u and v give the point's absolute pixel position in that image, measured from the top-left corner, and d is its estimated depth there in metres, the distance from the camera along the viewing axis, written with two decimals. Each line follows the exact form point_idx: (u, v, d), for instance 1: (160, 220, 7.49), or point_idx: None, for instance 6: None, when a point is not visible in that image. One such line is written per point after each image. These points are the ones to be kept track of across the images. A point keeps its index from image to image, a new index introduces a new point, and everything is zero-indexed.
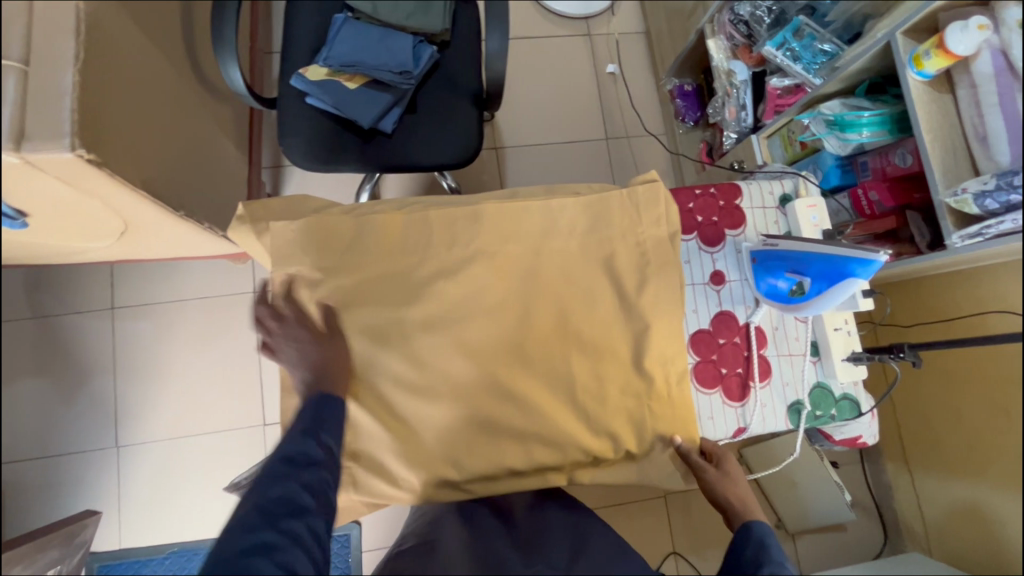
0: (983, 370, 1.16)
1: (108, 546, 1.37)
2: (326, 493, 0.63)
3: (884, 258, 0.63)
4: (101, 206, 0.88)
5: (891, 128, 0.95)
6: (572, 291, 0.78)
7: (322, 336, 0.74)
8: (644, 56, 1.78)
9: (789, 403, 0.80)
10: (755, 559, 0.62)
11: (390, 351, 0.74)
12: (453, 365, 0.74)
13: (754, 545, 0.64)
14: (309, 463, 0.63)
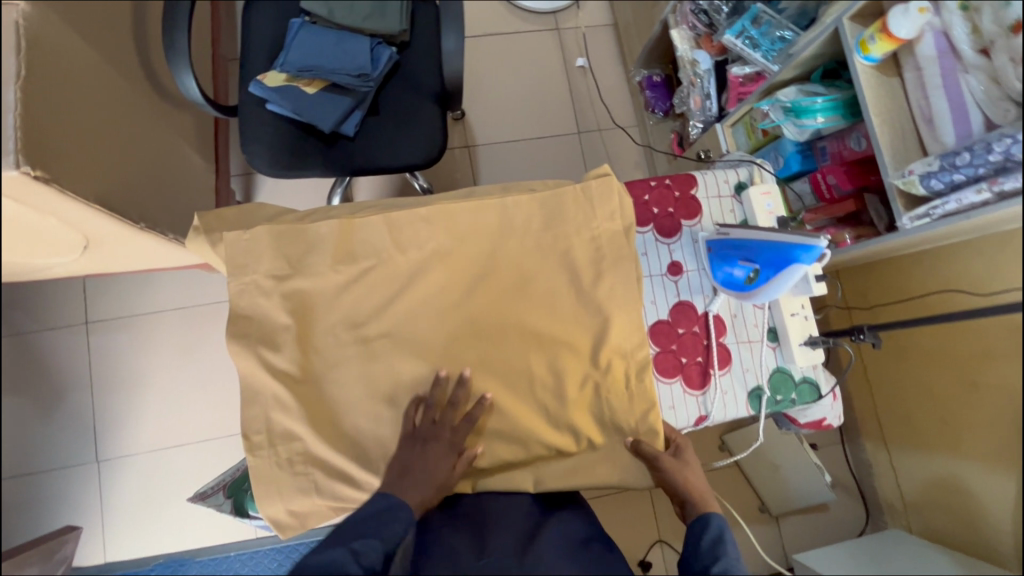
0: (955, 344, 1.18)
1: (92, 562, 1.37)
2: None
3: (822, 243, 0.63)
4: (57, 223, 0.88)
5: (844, 112, 0.95)
6: (530, 288, 0.78)
7: (279, 344, 0.73)
8: (613, 48, 1.78)
9: (749, 389, 0.81)
10: (711, 554, 0.69)
11: (348, 355, 0.74)
12: (412, 367, 0.75)
13: (711, 538, 0.70)
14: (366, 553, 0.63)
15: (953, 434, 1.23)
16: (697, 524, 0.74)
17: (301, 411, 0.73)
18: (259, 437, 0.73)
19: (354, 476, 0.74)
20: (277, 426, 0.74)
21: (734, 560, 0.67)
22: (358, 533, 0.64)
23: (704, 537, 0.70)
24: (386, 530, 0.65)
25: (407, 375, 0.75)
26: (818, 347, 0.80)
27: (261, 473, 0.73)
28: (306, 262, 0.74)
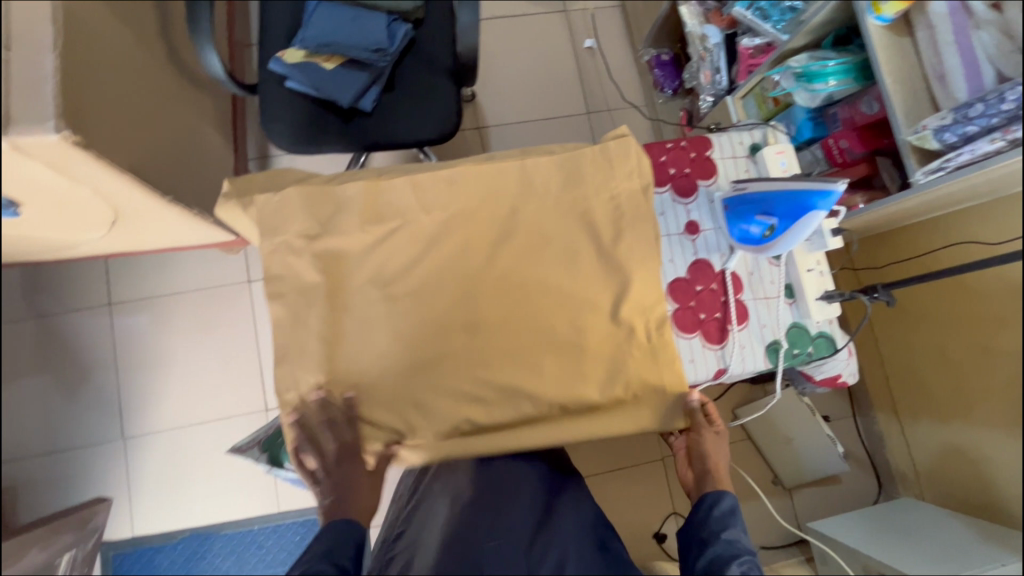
0: (970, 306, 1.17)
1: (120, 535, 1.41)
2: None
3: (842, 187, 0.67)
4: (89, 193, 0.91)
5: (856, 76, 0.97)
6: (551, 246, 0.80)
7: (310, 302, 0.76)
8: (621, 29, 1.80)
9: (766, 343, 0.83)
10: (720, 522, 0.76)
11: (376, 312, 0.76)
12: (439, 323, 0.77)
13: (724, 510, 0.77)
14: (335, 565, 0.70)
15: (966, 402, 1.24)
16: (709, 495, 0.80)
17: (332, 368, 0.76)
18: (290, 393, 0.75)
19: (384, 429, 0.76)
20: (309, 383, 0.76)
21: (741, 531, 0.75)
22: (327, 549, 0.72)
23: (715, 507, 0.78)
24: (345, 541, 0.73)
25: (434, 330, 0.76)
26: (834, 301, 0.83)
27: (294, 427, 0.76)
28: (335, 223, 0.76)
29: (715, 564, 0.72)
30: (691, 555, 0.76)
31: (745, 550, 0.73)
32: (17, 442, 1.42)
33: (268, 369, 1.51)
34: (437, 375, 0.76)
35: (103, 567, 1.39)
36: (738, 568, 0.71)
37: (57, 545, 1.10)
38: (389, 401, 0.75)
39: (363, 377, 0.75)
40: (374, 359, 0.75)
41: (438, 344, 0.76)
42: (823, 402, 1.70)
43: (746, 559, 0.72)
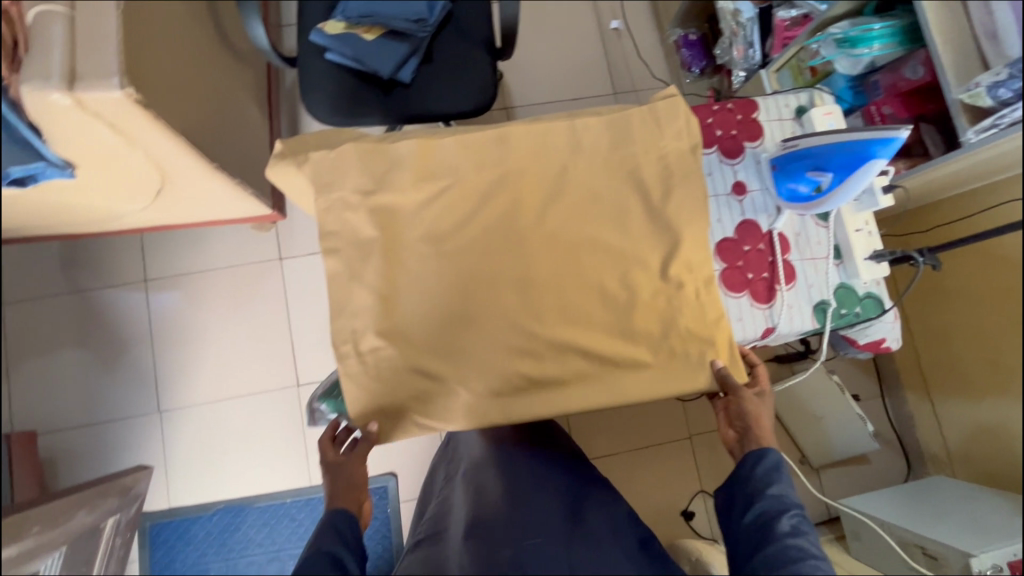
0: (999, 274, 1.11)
1: (157, 506, 1.43)
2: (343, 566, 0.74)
3: (905, 132, 0.67)
4: (140, 157, 0.92)
5: (901, 39, 0.97)
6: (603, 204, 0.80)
7: (365, 257, 0.77)
8: (647, 10, 1.80)
9: (814, 303, 0.83)
10: (765, 479, 0.76)
11: (430, 267, 0.77)
12: (492, 278, 0.77)
13: (768, 466, 0.77)
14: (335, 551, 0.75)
15: (993, 379, 1.19)
16: (752, 455, 0.79)
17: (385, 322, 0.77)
18: (346, 346, 0.76)
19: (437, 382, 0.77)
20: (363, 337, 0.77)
21: (788, 485, 0.75)
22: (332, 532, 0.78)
23: (759, 463, 0.77)
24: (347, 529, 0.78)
25: (487, 284, 0.77)
26: (882, 261, 0.83)
27: (349, 380, 0.77)
28: (389, 179, 0.77)
29: (764, 519, 0.73)
30: (734, 506, 0.78)
31: (793, 503, 0.74)
32: (55, 414, 1.44)
33: (299, 345, 1.53)
34: (490, 328, 0.77)
35: (140, 537, 1.41)
36: (789, 522, 0.72)
37: (103, 509, 1.13)
38: (444, 354, 0.76)
39: (418, 329, 0.76)
40: (428, 312, 0.76)
41: (492, 300, 0.77)
42: (850, 382, 1.69)
43: (796, 512, 0.73)
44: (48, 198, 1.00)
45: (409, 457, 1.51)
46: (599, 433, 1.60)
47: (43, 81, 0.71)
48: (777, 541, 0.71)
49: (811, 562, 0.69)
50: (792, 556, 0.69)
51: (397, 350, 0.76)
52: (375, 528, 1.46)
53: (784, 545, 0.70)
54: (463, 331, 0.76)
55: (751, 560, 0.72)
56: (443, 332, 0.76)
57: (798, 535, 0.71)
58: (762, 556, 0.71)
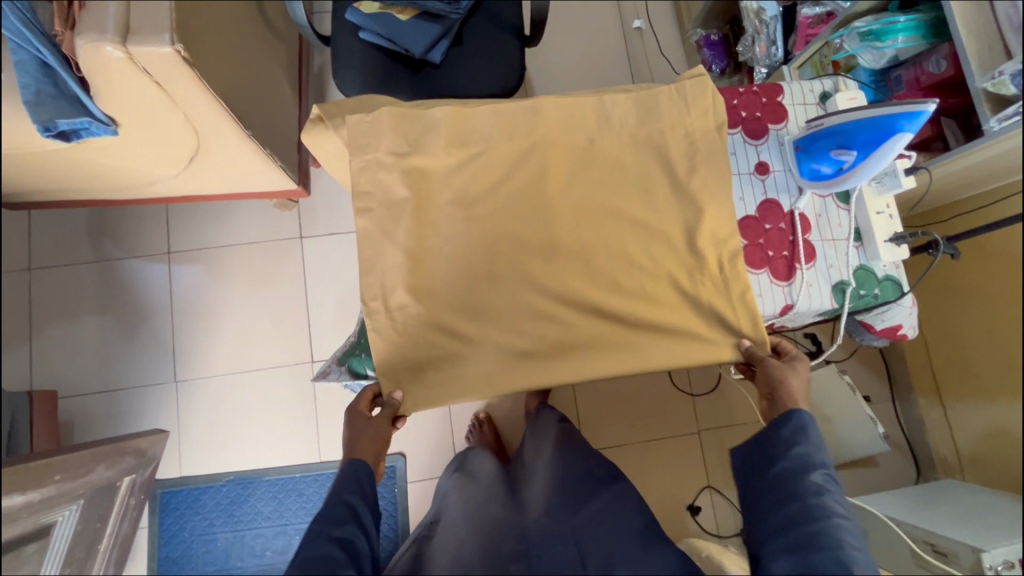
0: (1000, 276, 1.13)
1: (169, 474, 1.45)
2: (354, 540, 0.72)
3: (932, 106, 0.68)
4: (180, 120, 0.96)
5: (926, 34, 0.98)
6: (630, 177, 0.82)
7: (396, 218, 0.79)
8: (669, 11, 1.83)
9: (834, 283, 0.84)
10: (790, 441, 0.77)
11: (458, 231, 0.79)
12: (519, 244, 0.80)
13: (794, 428, 0.77)
14: (342, 519, 0.74)
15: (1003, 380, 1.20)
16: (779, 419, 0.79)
17: (412, 282, 0.78)
18: (374, 302, 0.78)
19: (460, 343, 0.78)
20: (389, 296, 0.78)
21: (814, 445, 0.76)
22: (345, 489, 0.77)
23: (784, 424, 0.78)
24: (361, 487, 0.77)
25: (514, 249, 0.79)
26: (902, 244, 0.84)
27: (374, 338, 0.78)
28: (423, 143, 0.80)
29: (788, 478, 0.75)
30: (758, 465, 0.79)
31: (819, 462, 0.75)
32: (74, 379, 1.46)
33: (315, 323, 1.55)
34: (515, 291, 0.79)
35: (151, 504, 1.42)
36: (816, 480, 0.73)
37: (119, 467, 1.13)
38: (468, 314, 0.78)
39: (445, 289, 0.78)
40: (455, 273, 0.79)
41: (517, 264, 0.79)
42: (861, 384, 1.69)
43: (824, 472, 0.74)
44: (87, 157, 1.03)
45: (418, 437, 1.52)
46: (608, 423, 1.61)
47: (99, 34, 0.74)
48: (802, 499, 0.72)
49: (836, 518, 0.70)
50: (817, 513, 0.71)
51: (423, 308, 0.78)
52: (382, 505, 1.47)
53: (808, 502, 0.71)
54: (489, 293, 0.78)
55: (774, 516, 0.74)
56: (469, 293, 0.78)
57: (824, 493, 0.72)
58: (786, 513, 0.72)
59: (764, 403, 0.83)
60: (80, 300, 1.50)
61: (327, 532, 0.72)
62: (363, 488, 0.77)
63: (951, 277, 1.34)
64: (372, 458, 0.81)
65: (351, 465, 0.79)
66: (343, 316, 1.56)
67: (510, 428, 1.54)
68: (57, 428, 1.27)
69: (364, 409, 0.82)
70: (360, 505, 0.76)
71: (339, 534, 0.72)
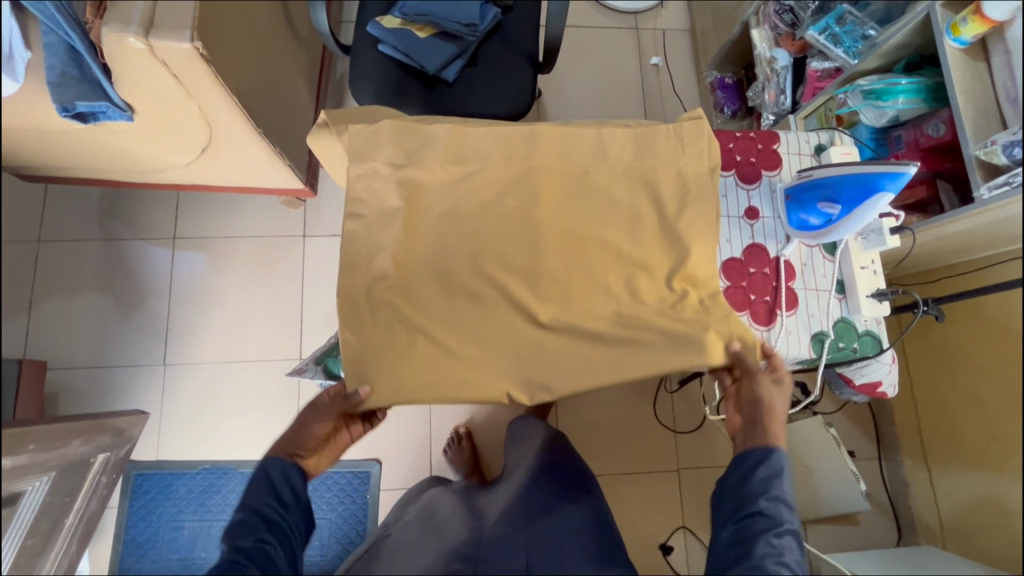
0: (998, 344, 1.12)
1: (145, 457, 1.46)
2: (265, 549, 0.74)
3: (912, 168, 0.70)
4: (195, 112, 0.99)
5: (926, 97, 1.01)
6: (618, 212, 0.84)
7: (387, 227, 0.81)
8: (687, 51, 1.87)
9: (813, 333, 0.85)
10: (762, 485, 0.76)
11: (445, 245, 0.81)
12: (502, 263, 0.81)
13: (770, 472, 0.77)
14: (251, 529, 0.75)
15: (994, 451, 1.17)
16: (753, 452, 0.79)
17: (395, 290, 0.80)
18: (353, 304, 0.79)
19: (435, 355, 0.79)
20: (371, 301, 0.80)
21: (784, 497, 0.76)
22: (257, 496, 0.78)
23: (758, 474, 0.77)
24: (278, 489, 0.78)
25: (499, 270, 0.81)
26: (885, 301, 0.84)
27: (349, 343, 0.79)
28: (421, 156, 0.82)
29: (748, 534, 0.75)
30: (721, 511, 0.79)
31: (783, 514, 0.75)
32: (66, 352, 1.48)
33: (308, 320, 1.57)
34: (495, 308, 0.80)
35: (124, 485, 1.43)
36: (776, 538, 0.73)
37: (95, 444, 1.12)
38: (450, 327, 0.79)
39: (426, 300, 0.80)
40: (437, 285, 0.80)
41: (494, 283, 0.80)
42: (848, 438, 1.66)
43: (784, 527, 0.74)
44: (102, 139, 1.07)
45: (394, 443, 1.52)
46: (589, 451, 1.60)
47: (124, 26, 0.77)
48: (756, 558, 0.72)
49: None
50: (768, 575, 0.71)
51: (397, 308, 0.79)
52: (352, 510, 1.46)
53: (761, 553, 0.72)
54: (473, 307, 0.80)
55: (728, 567, 0.74)
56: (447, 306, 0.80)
57: (779, 556, 0.72)
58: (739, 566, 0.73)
59: (740, 422, 0.82)
60: (81, 276, 1.53)
61: (234, 544, 0.74)
62: (281, 489, 0.78)
63: (938, 339, 1.33)
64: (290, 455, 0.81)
65: (276, 461, 0.80)
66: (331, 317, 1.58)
67: (487, 444, 1.54)
68: (41, 398, 1.29)
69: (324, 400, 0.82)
70: (274, 510, 0.77)
71: (244, 545, 0.74)
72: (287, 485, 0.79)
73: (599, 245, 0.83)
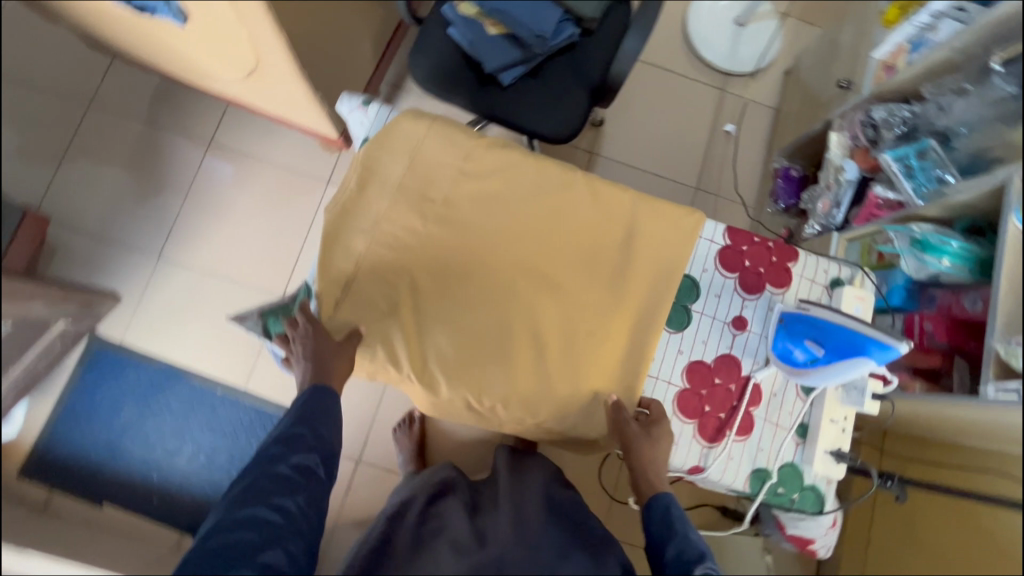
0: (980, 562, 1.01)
1: (110, 335, 1.48)
2: (310, 469, 0.77)
3: (904, 347, 0.66)
4: (245, 35, 0.98)
5: (974, 267, 0.94)
6: (562, 192, 0.82)
7: (358, 205, 0.80)
8: (766, 130, 1.74)
9: (755, 467, 0.79)
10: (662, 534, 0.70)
11: (403, 257, 0.79)
12: (519, 294, 0.79)
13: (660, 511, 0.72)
14: (303, 446, 0.78)
15: None
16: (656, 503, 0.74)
17: (355, 274, 0.78)
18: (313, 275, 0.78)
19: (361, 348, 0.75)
20: (329, 270, 0.78)
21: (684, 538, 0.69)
22: (318, 420, 0.81)
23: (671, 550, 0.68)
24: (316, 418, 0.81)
25: (523, 295, 0.79)
26: (841, 462, 0.78)
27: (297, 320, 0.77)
28: (423, 151, 0.81)
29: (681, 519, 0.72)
30: None
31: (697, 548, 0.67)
32: None
33: (303, 260, 1.56)
34: (554, 277, 0.80)
35: (82, 353, 1.45)
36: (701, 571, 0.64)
37: (31, 310, 1.09)
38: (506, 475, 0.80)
39: (519, 396, 0.77)
40: (387, 272, 0.78)
41: (535, 326, 0.78)
42: None
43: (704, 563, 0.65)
44: (161, 36, 1.08)
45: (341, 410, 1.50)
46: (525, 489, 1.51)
47: None
48: (680, 522, 0.71)
49: None
50: None
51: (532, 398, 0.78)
52: None
53: None
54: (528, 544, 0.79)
55: None
56: None
57: None
58: None
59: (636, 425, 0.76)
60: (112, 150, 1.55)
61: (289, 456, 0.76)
62: (319, 419, 0.82)
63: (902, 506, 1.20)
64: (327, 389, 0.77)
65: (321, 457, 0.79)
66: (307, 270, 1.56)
67: (437, 443, 1.47)
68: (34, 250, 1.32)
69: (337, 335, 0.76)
70: (307, 436, 0.79)
71: (294, 463, 0.76)
72: (327, 414, 0.82)
73: (518, 295, 0.79)
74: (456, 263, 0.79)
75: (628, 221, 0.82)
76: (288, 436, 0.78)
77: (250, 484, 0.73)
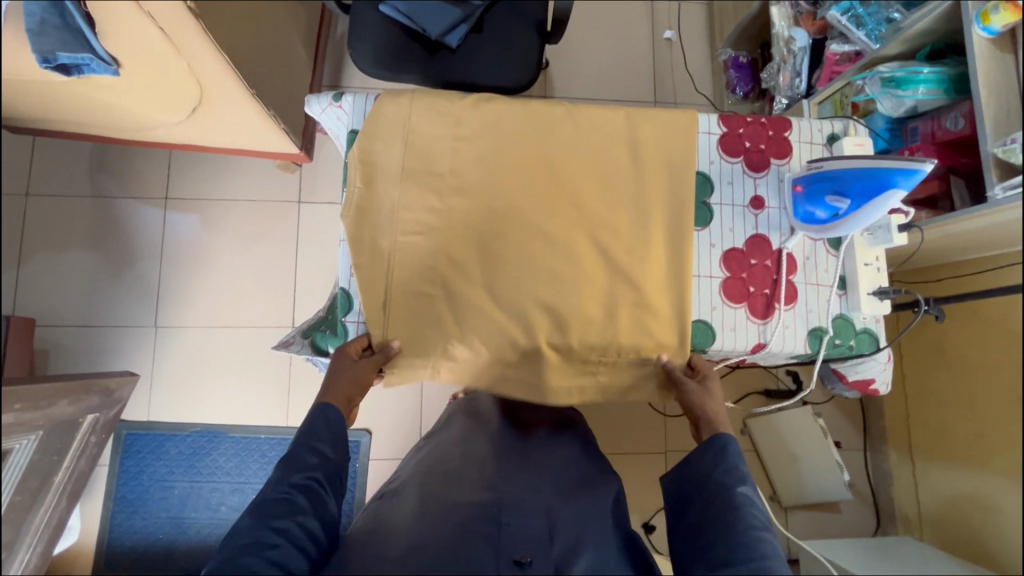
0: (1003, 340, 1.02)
1: (135, 418, 1.45)
2: (318, 490, 0.70)
3: (929, 165, 0.70)
4: (184, 69, 0.94)
5: (947, 88, 0.99)
6: (560, 128, 0.82)
7: (368, 201, 0.79)
8: (704, 26, 1.75)
9: (811, 328, 0.84)
10: (714, 461, 0.74)
11: (429, 238, 0.79)
12: (549, 237, 0.80)
13: (715, 446, 0.75)
14: (304, 466, 0.70)
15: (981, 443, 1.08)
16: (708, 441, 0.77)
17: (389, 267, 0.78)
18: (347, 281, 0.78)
19: None
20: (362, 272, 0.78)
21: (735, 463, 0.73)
22: (319, 436, 0.74)
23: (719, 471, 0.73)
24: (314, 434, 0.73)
25: (554, 236, 0.80)
26: (885, 299, 0.83)
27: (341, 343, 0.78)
28: (413, 128, 0.80)
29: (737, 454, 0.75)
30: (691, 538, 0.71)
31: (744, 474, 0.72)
32: (54, 310, 1.44)
33: (301, 284, 1.53)
34: (577, 212, 0.81)
35: (115, 443, 1.43)
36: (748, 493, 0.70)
37: (58, 410, 1.06)
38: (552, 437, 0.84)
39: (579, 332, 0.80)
40: (417, 256, 0.79)
41: (574, 262, 0.80)
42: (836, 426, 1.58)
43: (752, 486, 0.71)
44: (92, 94, 1.02)
45: (386, 415, 1.49)
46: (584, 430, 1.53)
47: None
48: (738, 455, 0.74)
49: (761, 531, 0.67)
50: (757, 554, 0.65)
51: (590, 331, 0.81)
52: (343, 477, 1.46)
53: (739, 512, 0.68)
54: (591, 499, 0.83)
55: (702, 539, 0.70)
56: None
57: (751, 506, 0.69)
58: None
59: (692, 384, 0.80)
60: (68, 234, 1.47)
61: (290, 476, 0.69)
62: (318, 434, 0.73)
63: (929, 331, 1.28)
64: (344, 401, 0.77)
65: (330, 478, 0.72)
66: (308, 292, 1.53)
67: None
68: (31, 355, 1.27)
69: (352, 351, 0.78)
70: (307, 454, 0.71)
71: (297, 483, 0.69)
72: (327, 431, 0.74)
73: (547, 240, 0.80)
74: (480, 227, 0.80)
75: (628, 138, 0.83)
76: (288, 459, 0.71)
77: (254, 508, 0.66)
